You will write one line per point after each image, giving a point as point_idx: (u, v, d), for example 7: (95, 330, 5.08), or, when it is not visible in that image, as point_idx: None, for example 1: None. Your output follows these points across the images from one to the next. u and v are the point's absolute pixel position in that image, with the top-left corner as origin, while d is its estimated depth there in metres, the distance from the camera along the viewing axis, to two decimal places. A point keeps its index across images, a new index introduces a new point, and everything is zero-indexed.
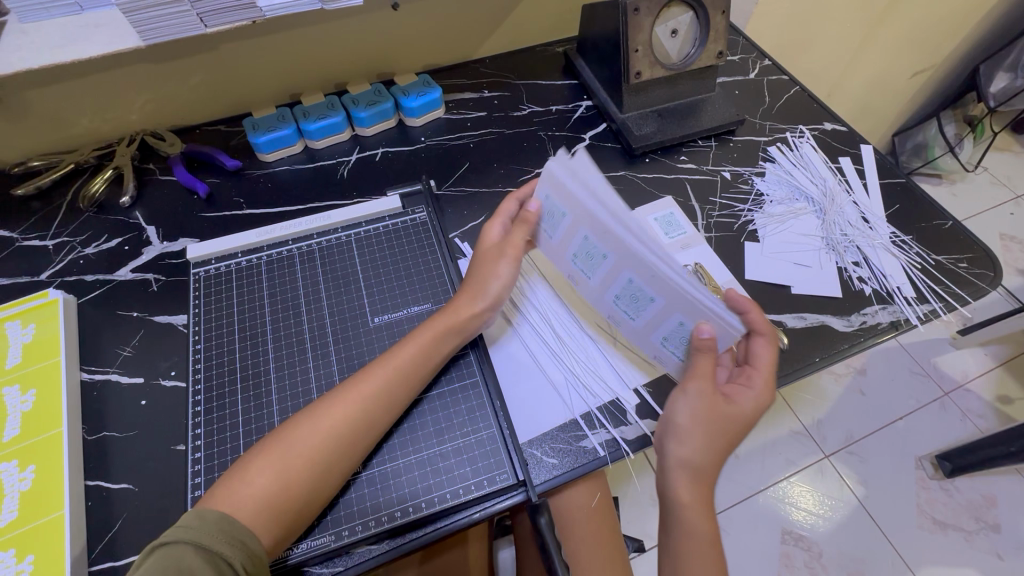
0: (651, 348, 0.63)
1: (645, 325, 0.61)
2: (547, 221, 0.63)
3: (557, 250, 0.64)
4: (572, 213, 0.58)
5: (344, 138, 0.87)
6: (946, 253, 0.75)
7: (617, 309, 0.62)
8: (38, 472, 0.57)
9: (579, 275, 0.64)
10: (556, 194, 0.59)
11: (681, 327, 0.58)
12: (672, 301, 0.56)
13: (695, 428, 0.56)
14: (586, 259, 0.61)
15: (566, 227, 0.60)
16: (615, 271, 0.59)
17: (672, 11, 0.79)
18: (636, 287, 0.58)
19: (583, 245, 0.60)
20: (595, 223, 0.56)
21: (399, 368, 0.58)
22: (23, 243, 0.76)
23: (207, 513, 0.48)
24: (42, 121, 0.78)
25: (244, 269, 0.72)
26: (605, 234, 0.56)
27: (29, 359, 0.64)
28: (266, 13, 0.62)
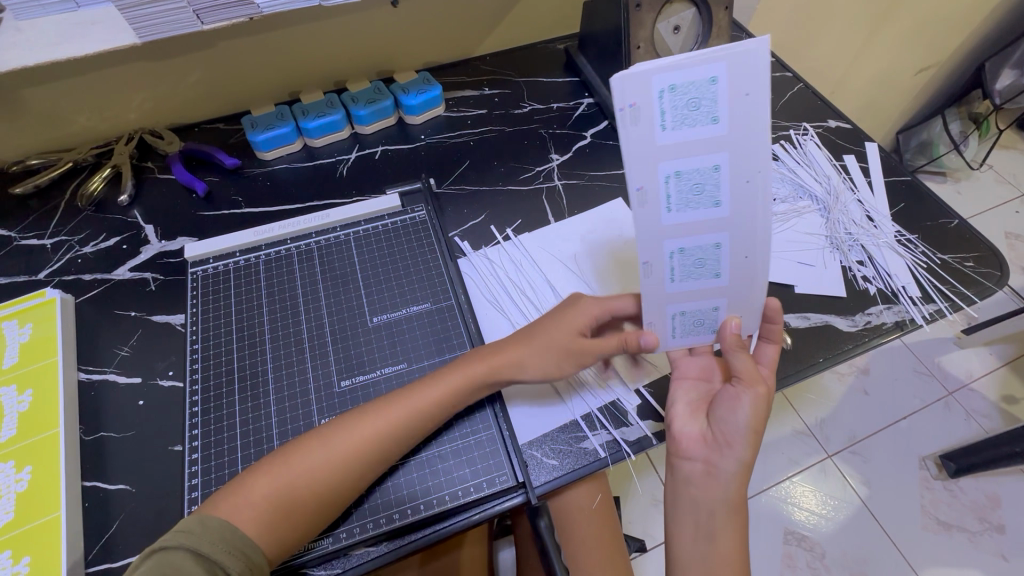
0: (658, 312, 0.58)
1: (676, 291, 0.56)
2: (675, 107, 0.46)
3: (652, 152, 0.48)
4: (730, 131, 0.47)
5: (344, 136, 0.86)
6: (951, 252, 0.74)
7: (663, 261, 0.54)
8: (35, 473, 0.57)
9: (655, 200, 0.50)
10: (724, 91, 0.45)
11: (711, 312, 0.58)
12: (732, 288, 0.56)
13: (757, 434, 0.53)
14: (686, 191, 0.50)
15: (703, 138, 0.47)
16: (712, 226, 0.52)
17: (674, 7, 0.78)
18: (716, 255, 0.54)
19: (705, 174, 0.49)
20: (741, 162, 0.48)
21: (416, 411, 0.55)
22: (21, 242, 0.76)
23: (209, 520, 0.49)
24: (39, 119, 0.78)
25: (241, 268, 0.71)
26: (740, 184, 0.49)
27: (26, 359, 0.64)
28: (264, 9, 0.60)
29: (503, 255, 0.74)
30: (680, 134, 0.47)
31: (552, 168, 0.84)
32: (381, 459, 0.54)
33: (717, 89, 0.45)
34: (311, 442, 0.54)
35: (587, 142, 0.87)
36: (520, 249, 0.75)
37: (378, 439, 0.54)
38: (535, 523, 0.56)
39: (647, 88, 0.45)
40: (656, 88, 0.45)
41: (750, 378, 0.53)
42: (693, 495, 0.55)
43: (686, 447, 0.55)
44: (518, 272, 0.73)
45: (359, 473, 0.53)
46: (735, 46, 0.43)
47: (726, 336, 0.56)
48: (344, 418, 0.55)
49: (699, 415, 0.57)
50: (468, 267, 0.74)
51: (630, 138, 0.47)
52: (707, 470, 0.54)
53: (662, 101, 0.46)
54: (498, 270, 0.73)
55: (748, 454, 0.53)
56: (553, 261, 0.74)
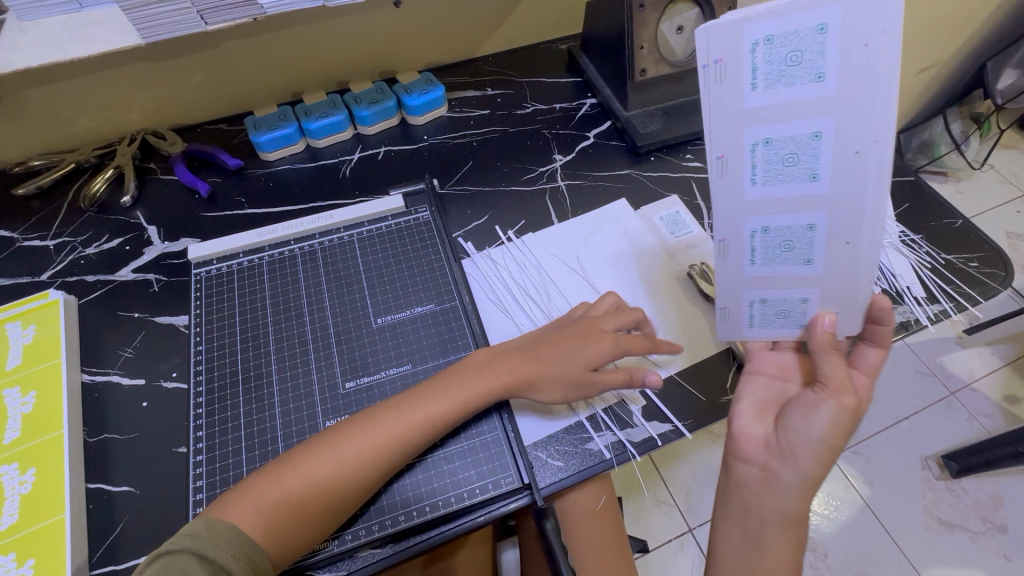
0: (737, 292, 0.59)
1: (756, 274, 0.57)
2: (771, 63, 0.46)
3: (739, 114, 0.49)
4: (837, 94, 0.45)
5: (347, 137, 0.86)
6: (956, 252, 0.74)
7: (744, 237, 0.55)
8: (39, 475, 0.57)
9: (741, 170, 0.51)
10: (833, 48, 0.44)
11: (800, 303, 0.57)
12: (824, 279, 0.55)
13: (832, 449, 0.49)
14: (779, 161, 0.50)
15: (803, 100, 0.46)
16: (807, 204, 0.51)
17: (677, 7, 0.78)
18: (807, 237, 0.53)
19: (801, 142, 0.48)
20: (844, 130, 0.46)
21: (423, 418, 0.55)
22: (23, 243, 0.75)
23: (216, 524, 0.49)
24: (42, 120, 0.78)
25: (245, 269, 0.71)
26: (845, 157, 0.48)
27: (29, 361, 0.63)
28: (267, 9, 0.60)
29: (508, 255, 0.74)
30: (772, 94, 0.47)
31: (555, 168, 0.84)
32: (389, 461, 0.53)
33: (824, 40, 0.44)
34: (324, 442, 0.54)
35: (590, 142, 0.87)
36: (524, 250, 0.75)
37: (388, 440, 0.54)
38: (540, 524, 0.56)
39: (747, 38, 0.45)
40: (760, 36, 0.45)
41: (837, 386, 0.48)
42: (744, 501, 0.52)
43: (746, 450, 0.53)
44: (522, 273, 0.73)
45: (369, 476, 0.53)
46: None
47: (818, 334, 0.53)
48: (355, 420, 0.55)
49: (766, 418, 0.53)
50: (473, 268, 0.73)
51: (721, 96, 0.48)
52: (765, 477, 0.51)
53: (755, 54, 0.46)
54: (501, 270, 0.73)
55: (815, 470, 0.49)
56: (557, 261, 0.74)
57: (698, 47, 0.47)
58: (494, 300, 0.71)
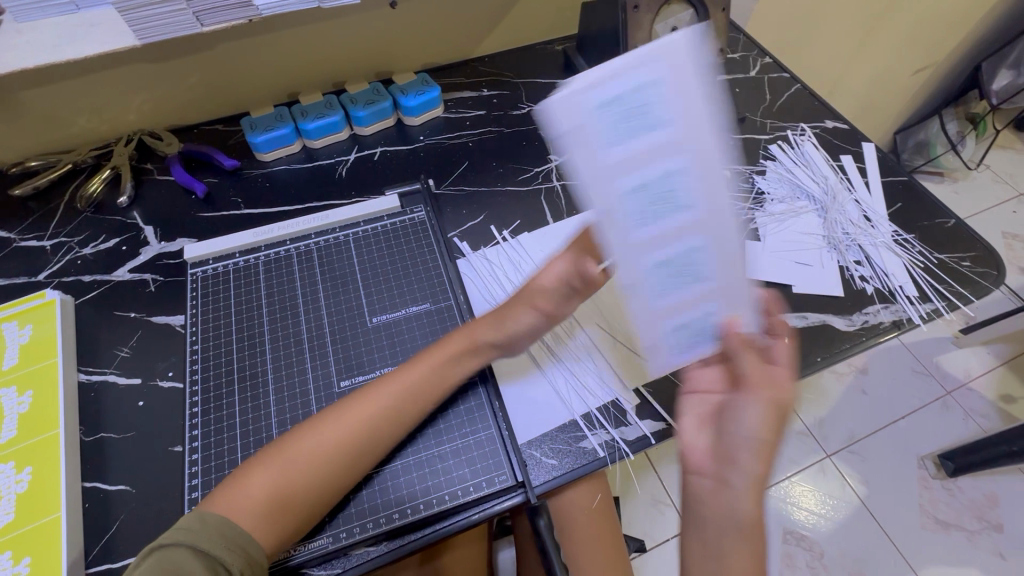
0: (651, 339, 0.48)
1: (664, 309, 0.46)
2: (619, 118, 0.38)
3: (605, 172, 0.40)
4: (680, 123, 0.40)
5: (343, 137, 0.87)
6: (948, 252, 0.75)
7: (646, 280, 0.45)
8: (35, 474, 0.57)
9: (619, 216, 0.41)
10: (668, 86, 0.38)
11: (705, 321, 0.48)
12: (722, 286, 0.47)
13: (767, 443, 0.46)
14: (654, 204, 0.42)
15: (655, 144, 0.40)
16: (688, 231, 0.44)
17: (672, 9, 0.79)
18: (696, 258, 0.45)
19: (665, 181, 0.41)
20: (705, 149, 0.41)
21: (411, 390, 0.57)
22: (20, 243, 0.76)
23: (208, 516, 0.49)
24: (39, 120, 0.78)
25: (241, 269, 0.71)
26: (708, 170, 0.42)
27: (25, 361, 0.64)
28: (263, 11, 0.61)
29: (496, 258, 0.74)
30: (630, 147, 0.39)
31: (551, 168, 0.84)
32: (371, 444, 0.54)
33: (662, 92, 0.39)
34: (301, 433, 0.54)
35: None
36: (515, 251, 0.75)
37: (376, 422, 0.55)
38: (534, 521, 0.56)
39: (577, 105, 0.38)
40: (589, 96, 0.38)
41: (756, 381, 0.48)
42: (701, 517, 0.47)
43: (693, 463, 0.49)
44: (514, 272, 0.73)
45: (359, 458, 0.54)
46: (666, 41, 0.38)
47: (733, 342, 0.48)
48: (332, 409, 0.56)
49: (706, 426, 0.50)
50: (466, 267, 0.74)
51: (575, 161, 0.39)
52: (717, 485, 0.46)
53: (601, 117, 0.38)
54: (494, 270, 0.73)
55: (759, 468, 0.46)
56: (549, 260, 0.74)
57: (543, 121, 0.38)
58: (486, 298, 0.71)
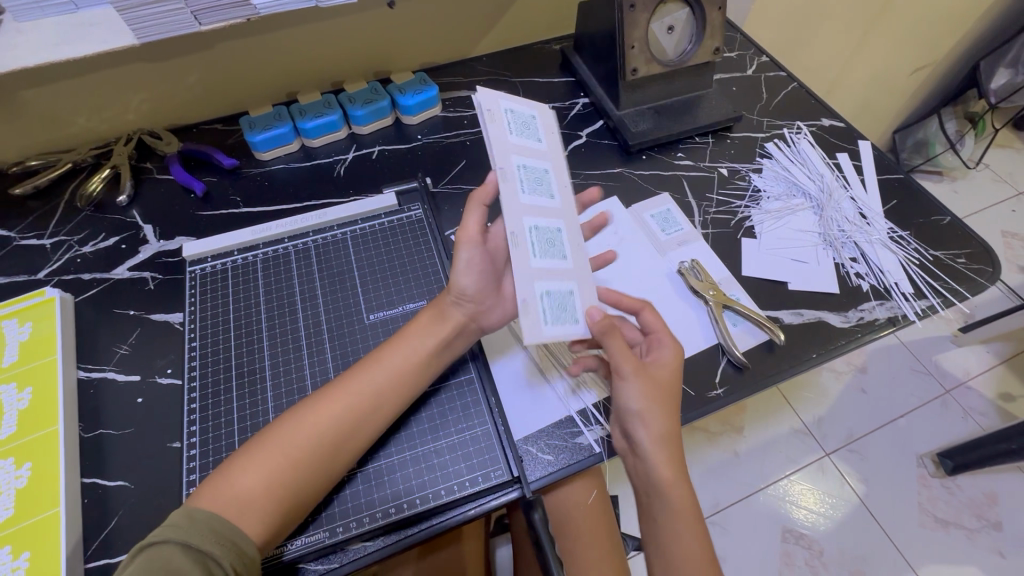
0: (528, 288, 0.51)
1: (540, 267, 0.53)
2: (515, 123, 0.58)
3: (505, 145, 0.56)
4: (551, 149, 0.59)
5: (341, 136, 0.87)
6: (944, 249, 0.75)
7: (525, 235, 0.53)
8: (35, 470, 0.57)
9: (512, 177, 0.55)
10: (542, 121, 0.60)
11: (568, 296, 0.54)
12: (578, 271, 0.56)
13: (653, 404, 0.55)
14: (533, 182, 0.56)
15: (534, 149, 0.58)
16: (552, 213, 0.56)
17: (667, 8, 0.80)
18: (562, 239, 0.56)
19: (540, 172, 0.57)
20: (563, 171, 0.59)
21: (397, 367, 0.58)
22: (20, 242, 0.76)
23: (196, 513, 0.48)
24: (39, 120, 0.78)
25: (240, 266, 0.72)
26: (566, 186, 0.59)
27: (25, 358, 0.64)
28: (260, 10, 0.61)
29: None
30: (521, 141, 0.57)
31: None
32: (355, 430, 0.55)
33: (535, 122, 0.60)
34: (283, 423, 0.54)
35: (583, 141, 0.87)
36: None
37: (365, 404, 0.55)
38: (529, 516, 0.57)
39: (496, 105, 0.58)
40: (502, 105, 0.58)
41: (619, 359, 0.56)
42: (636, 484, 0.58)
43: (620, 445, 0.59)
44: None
45: (345, 439, 0.54)
46: (535, 104, 0.61)
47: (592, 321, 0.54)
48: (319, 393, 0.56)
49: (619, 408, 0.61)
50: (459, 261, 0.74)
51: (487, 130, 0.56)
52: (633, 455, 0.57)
53: (505, 116, 0.58)
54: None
55: (657, 426, 0.55)
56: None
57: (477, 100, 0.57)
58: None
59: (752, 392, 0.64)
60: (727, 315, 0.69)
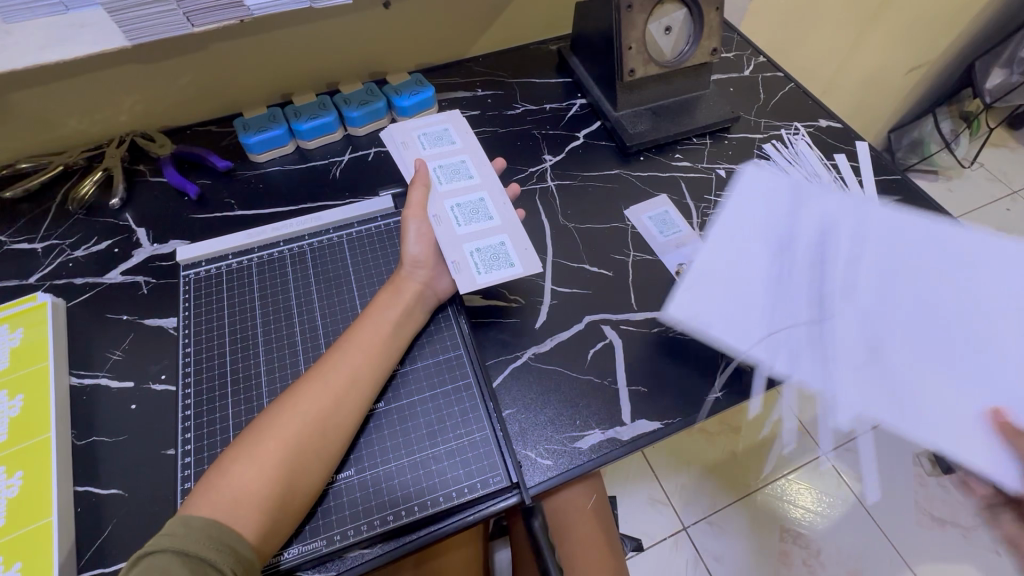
0: (455, 255, 0.64)
1: (465, 233, 0.66)
2: (429, 139, 0.74)
3: (418, 155, 0.72)
4: (464, 144, 0.74)
5: (336, 138, 0.86)
6: None
7: (448, 214, 0.67)
8: (26, 478, 0.56)
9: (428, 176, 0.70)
10: (455, 127, 0.76)
11: (499, 246, 0.65)
12: (508, 225, 0.67)
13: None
14: (448, 172, 0.71)
15: (450, 149, 0.73)
16: (472, 189, 0.70)
17: (665, 8, 0.79)
18: (484, 205, 0.68)
19: (456, 164, 0.72)
20: (479, 156, 0.73)
21: (371, 345, 0.59)
22: (11, 246, 0.75)
23: (193, 520, 0.47)
24: (29, 121, 0.77)
25: (234, 270, 0.71)
26: (483, 165, 0.72)
27: (16, 365, 0.63)
28: (254, 12, 0.61)
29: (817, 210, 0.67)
30: (432, 150, 0.73)
31: (545, 168, 0.84)
32: (336, 415, 0.55)
33: (448, 131, 0.75)
34: (272, 415, 0.54)
35: (580, 142, 0.87)
36: (867, 216, 0.65)
37: (346, 388, 0.56)
38: (528, 522, 0.56)
39: (409, 136, 0.74)
40: (414, 134, 0.74)
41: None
42: None
43: None
44: (862, 243, 0.64)
45: (332, 429, 0.54)
46: (449, 113, 0.77)
47: (522, 255, 0.65)
48: (303, 384, 0.56)
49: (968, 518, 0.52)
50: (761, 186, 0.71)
51: (405, 156, 0.72)
52: None
53: (419, 139, 0.74)
54: (834, 227, 0.65)
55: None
56: (923, 236, 0.63)
57: (387, 139, 0.74)
58: (784, 230, 0.67)
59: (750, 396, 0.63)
60: None
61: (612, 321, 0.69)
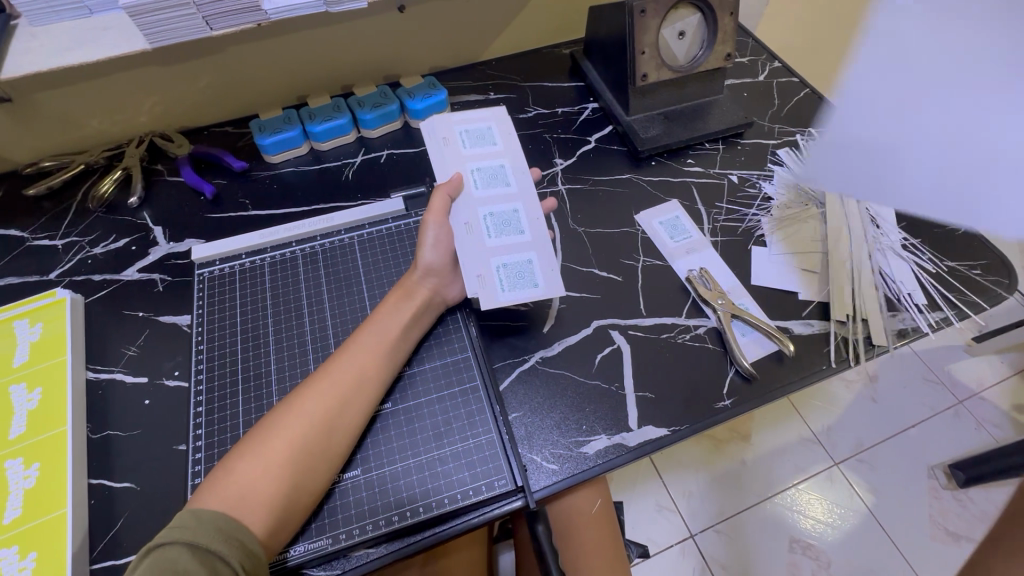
0: (480, 268, 0.63)
1: (494, 246, 0.65)
2: (469, 136, 0.71)
3: (457, 156, 0.69)
4: (505, 146, 0.71)
5: (350, 140, 0.87)
6: (957, 259, 0.74)
7: (479, 222, 0.66)
8: (43, 470, 0.58)
9: (465, 181, 0.68)
10: (498, 127, 0.72)
11: (526, 264, 0.65)
12: (536, 242, 0.66)
13: None
14: (486, 177, 0.69)
15: (490, 151, 0.71)
16: (508, 198, 0.68)
17: (679, 13, 0.79)
18: (518, 217, 0.67)
19: (494, 168, 0.70)
20: (518, 162, 0.71)
21: (377, 344, 0.60)
22: (33, 242, 0.77)
23: (203, 513, 0.47)
24: (53, 122, 0.79)
25: (247, 269, 0.72)
26: (521, 173, 0.70)
27: (36, 358, 0.65)
28: (271, 16, 0.62)
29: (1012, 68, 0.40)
30: (472, 149, 0.70)
31: (556, 172, 0.84)
32: (341, 415, 0.55)
33: (490, 130, 0.72)
34: (280, 414, 0.55)
35: (591, 147, 0.87)
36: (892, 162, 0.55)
37: (351, 387, 0.57)
38: (532, 527, 0.57)
39: (450, 130, 0.71)
40: (456, 128, 0.71)
41: None
42: None
43: None
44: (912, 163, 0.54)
45: (337, 428, 0.55)
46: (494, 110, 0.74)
47: (546, 279, 0.64)
48: (310, 383, 0.57)
49: None
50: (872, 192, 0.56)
51: (443, 152, 0.69)
52: None
53: (460, 135, 0.71)
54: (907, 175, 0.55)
55: None
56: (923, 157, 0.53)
57: (428, 130, 0.71)
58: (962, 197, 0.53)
59: (760, 403, 0.63)
60: (735, 324, 0.68)
61: (619, 326, 0.68)
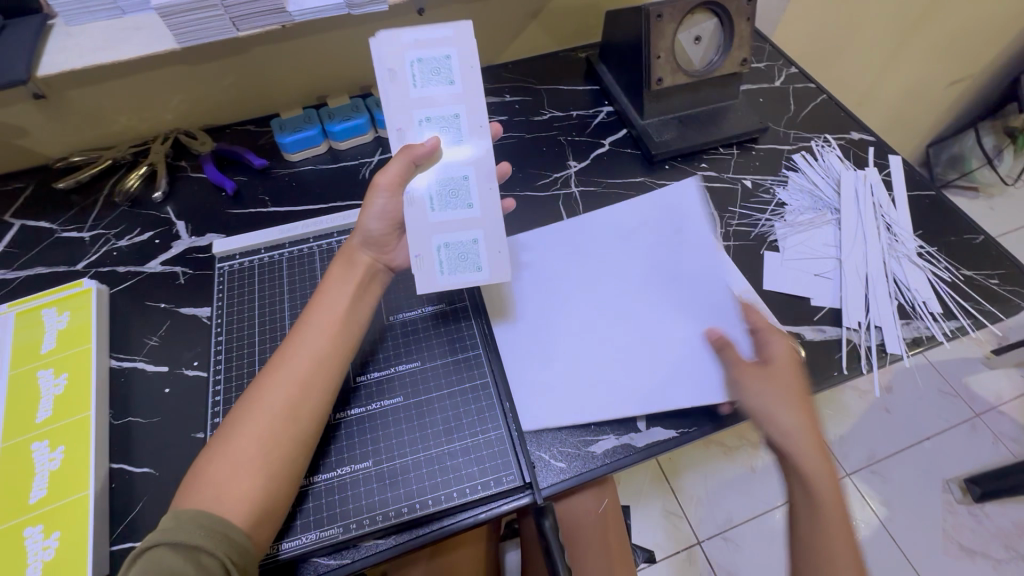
0: (420, 248, 0.63)
1: (438, 222, 0.63)
2: (422, 70, 0.61)
3: (407, 101, 0.61)
4: (465, 89, 0.62)
5: (367, 139, 0.89)
6: (976, 268, 0.73)
7: (424, 193, 0.62)
8: (67, 453, 0.60)
9: (413, 137, 0.62)
10: (458, 60, 0.61)
11: (471, 244, 0.64)
12: (485, 219, 0.64)
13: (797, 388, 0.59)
14: (436, 131, 0.62)
15: (446, 93, 0.62)
16: (460, 161, 0.63)
17: (695, 18, 0.80)
18: (467, 188, 0.63)
19: (448, 120, 0.62)
20: (477, 111, 0.62)
21: (329, 326, 0.59)
22: (63, 234, 0.80)
23: (182, 513, 0.48)
24: (84, 118, 0.82)
25: (266, 264, 0.74)
26: (479, 128, 0.63)
27: (63, 345, 0.67)
28: (296, 17, 0.64)
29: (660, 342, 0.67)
30: (425, 90, 0.61)
31: (570, 174, 0.85)
32: (303, 405, 0.55)
33: (450, 62, 0.61)
34: (241, 411, 0.54)
35: (605, 150, 0.88)
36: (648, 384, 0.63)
37: (311, 375, 0.56)
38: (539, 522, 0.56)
39: (400, 60, 0.61)
40: (409, 57, 0.61)
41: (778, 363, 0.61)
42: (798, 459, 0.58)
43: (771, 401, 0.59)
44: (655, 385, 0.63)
45: (302, 418, 0.54)
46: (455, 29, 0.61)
47: (490, 262, 0.64)
48: (268, 374, 0.56)
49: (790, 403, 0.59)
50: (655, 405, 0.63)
51: (391, 93, 0.61)
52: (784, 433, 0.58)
53: (412, 68, 0.61)
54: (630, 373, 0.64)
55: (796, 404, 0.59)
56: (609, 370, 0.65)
57: (375, 56, 0.60)
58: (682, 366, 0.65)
59: None
60: None
61: None
